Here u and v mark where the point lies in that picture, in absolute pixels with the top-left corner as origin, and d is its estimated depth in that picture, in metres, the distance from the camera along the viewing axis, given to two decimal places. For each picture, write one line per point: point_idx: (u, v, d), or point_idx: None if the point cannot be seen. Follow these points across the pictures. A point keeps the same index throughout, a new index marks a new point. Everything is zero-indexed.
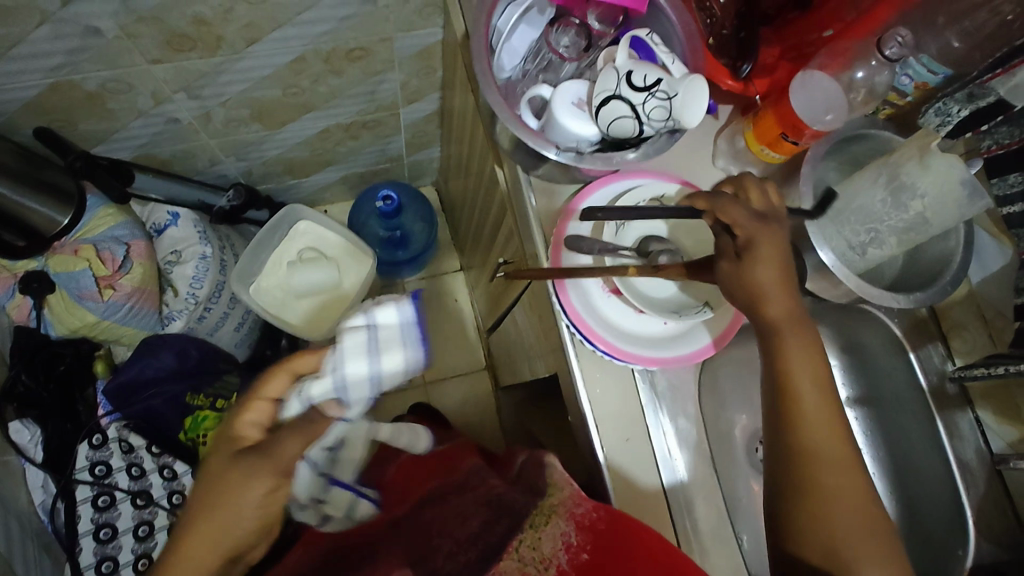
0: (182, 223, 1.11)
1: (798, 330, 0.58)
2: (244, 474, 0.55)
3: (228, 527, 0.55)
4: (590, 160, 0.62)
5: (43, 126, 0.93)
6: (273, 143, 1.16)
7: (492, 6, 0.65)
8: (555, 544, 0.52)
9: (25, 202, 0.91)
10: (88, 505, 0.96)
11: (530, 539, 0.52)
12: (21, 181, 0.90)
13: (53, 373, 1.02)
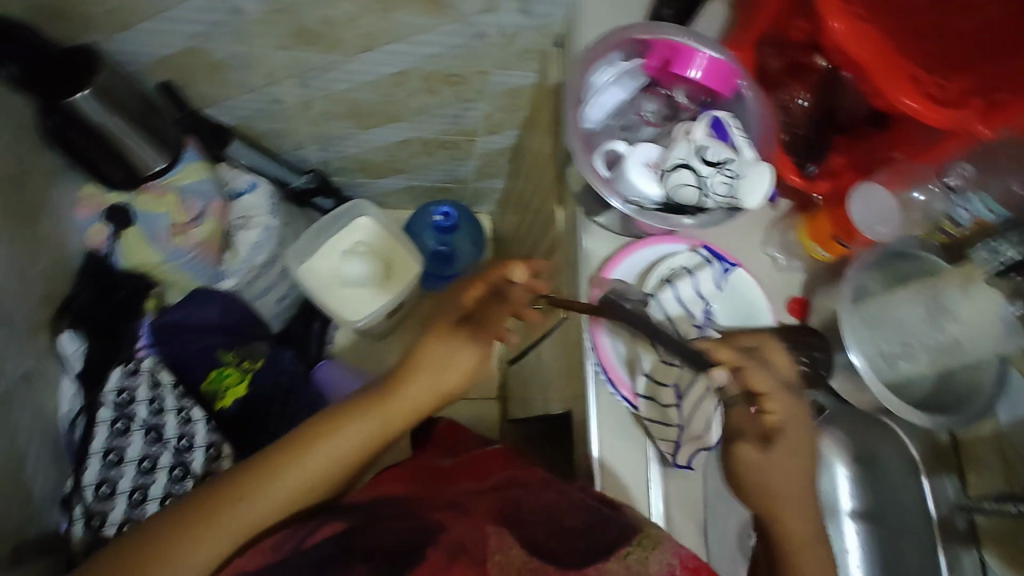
0: (258, 193, 1.19)
1: (789, 484, 0.59)
2: (444, 362, 0.72)
3: (411, 392, 0.71)
4: (648, 217, 0.67)
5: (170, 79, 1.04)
6: (357, 141, 1.25)
7: (592, 65, 0.71)
8: (663, 566, 0.53)
9: (132, 140, 0.99)
10: (105, 427, 1.00)
11: (637, 554, 0.53)
12: (138, 128, 0.99)
13: (109, 297, 1.06)
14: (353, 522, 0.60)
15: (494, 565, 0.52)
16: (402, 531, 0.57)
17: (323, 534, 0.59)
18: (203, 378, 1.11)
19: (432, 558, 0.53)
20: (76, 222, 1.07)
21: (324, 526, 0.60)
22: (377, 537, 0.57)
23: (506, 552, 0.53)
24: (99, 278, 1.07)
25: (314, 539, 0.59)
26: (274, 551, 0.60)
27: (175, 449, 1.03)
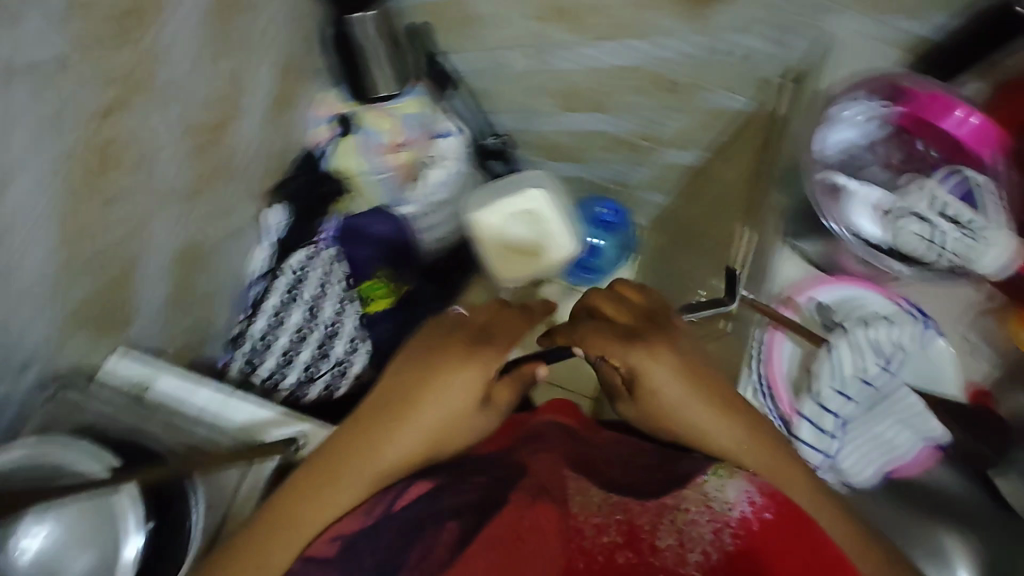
0: (456, 138, 1.25)
1: (687, 403, 0.71)
2: (476, 363, 0.70)
3: (433, 374, 0.70)
4: (871, 252, 0.83)
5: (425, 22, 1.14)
6: (551, 121, 1.30)
7: (852, 102, 0.86)
8: (741, 496, 0.62)
9: (378, 67, 1.10)
10: (279, 293, 1.15)
11: (716, 484, 0.64)
12: (389, 58, 1.11)
13: (316, 188, 1.17)
14: (438, 479, 0.66)
15: (581, 511, 0.60)
16: (481, 487, 0.63)
17: (410, 495, 0.64)
18: (360, 281, 1.21)
19: (514, 506, 0.60)
20: (308, 119, 1.18)
21: (408, 487, 0.65)
22: (458, 496, 0.63)
23: (589, 495, 0.63)
24: (312, 173, 1.18)
25: (405, 497, 0.64)
26: (365, 516, 0.64)
27: (326, 332, 1.17)
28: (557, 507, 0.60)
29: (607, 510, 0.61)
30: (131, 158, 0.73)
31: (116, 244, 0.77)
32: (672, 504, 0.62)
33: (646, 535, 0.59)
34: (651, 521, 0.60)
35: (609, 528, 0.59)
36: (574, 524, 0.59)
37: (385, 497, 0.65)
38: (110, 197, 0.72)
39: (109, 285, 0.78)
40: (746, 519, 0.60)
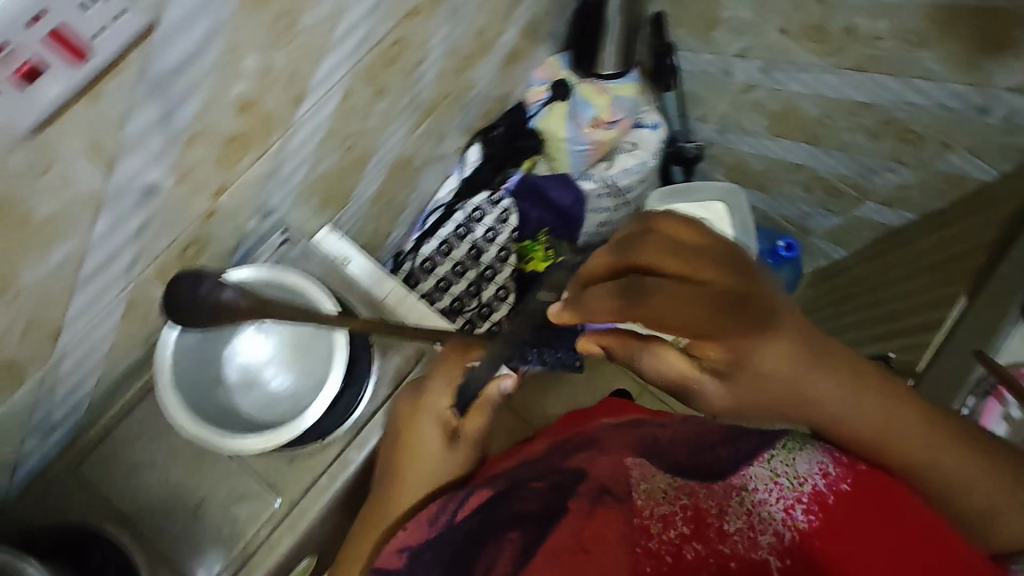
0: (656, 133, 1.27)
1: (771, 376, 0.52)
2: (428, 449, 0.69)
3: (418, 435, 0.69)
4: None
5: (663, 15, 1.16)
6: (755, 144, 1.30)
7: None
8: (812, 469, 0.56)
9: (610, 45, 1.14)
10: (454, 226, 1.22)
11: (781, 458, 0.58)
12: (626, 34, 1.14)
13: (514, 141, 1.23)
14: (506, 484, 0.64)
15: (647, 504, 0.56)
16: (543, 494, 0.60)
17: (474, 504, 0.63)
18: (527, 236, 1.25)
19: (574, 509, 0.57)
20: (529, 77, 1.23)
21: (472, 494, 0.64)
22: (524, 502, 0.60)
23: (653, 482, 0.59)
24: (517, 128, 1.23)
25: (468, 508, 0.63)
26: (432, 526, 0.63)
27: (482, 274, 1.23)
28: (619, 503, 0.57)
29: (673, 495, 0.57)
30: (404, 62, 0.81)
31: (367, 133, 0.85)
32: (739, 484, 0.57)
33: (714, 518, 0.54)
34: (719, 504, 0.55)
35: (677, 520, 0.54)
36: (640, 521, 0.54)
37: (444, 505, 0.65)
38: (381, 90, 0.80)
39: (348, 167, 0.87)
40: (823, 494, 0.54)
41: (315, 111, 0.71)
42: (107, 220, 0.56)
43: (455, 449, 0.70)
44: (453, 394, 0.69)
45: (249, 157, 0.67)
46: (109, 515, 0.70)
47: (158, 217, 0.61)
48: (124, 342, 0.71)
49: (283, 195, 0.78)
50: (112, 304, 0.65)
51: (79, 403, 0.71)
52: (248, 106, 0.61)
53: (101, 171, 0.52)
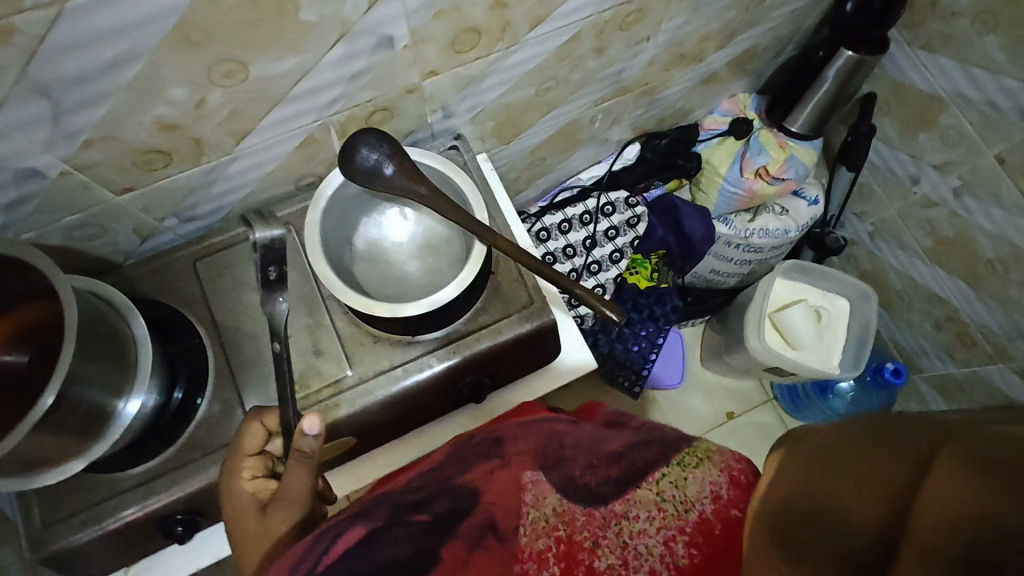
0: (811, 209, 1.23)
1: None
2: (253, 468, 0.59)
3: (250, 465, 0.60)
4: None
5: (874, 95, 1.12)
6: (904, 260, 1.23)
7: None
8: (705, 489, 0.42)
9: (812, 105, 1.08)
10: (581, 210, 1.18)
11: (673, 478, 0.44)
12: (824, 105, 1.08)
13: (673, 156, 1.19)
14: (381, 518, 0.42)
15: (529, 539, 0.42)
16: (421, 535, 0.40)
17: (341, 548, 0.41)
18: (641, 248, 1.20)
19: (447, 559, 0.39)
20: (714, 105, 1.21)
21: (341, 534, 0.42)
22: (393, 547, 0.40)
23: (542, 509, 0.43)
24: (682, 145, 1.20)
25: (335, 553, 0.40)
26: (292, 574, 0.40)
27: (588, 265, 1.17)
28: (501, 544, 0.41)
29: (551, 524, 0.43)
30: (630, 34, 0.81)
31: (565, 84, 0.86)
32: (621, 509, 0.43)
33: (588, 555, 0.41)
34: (595, 533, 0.42)
35: (550, 558, 0.41)
36: (519, 569, 0.40)
37: (300, 554, 0.42)
38: (600, 49, 0.81)
39: (533, 108, 0.88)
40: (710, 524, 0.41)
41: (542, 40, 0.73)
42: (342, 51, 0.59)
43: (264, 518, 0.54)
44: (264, 432, 0.61)
45: (471, 54, 0.69)
46: (206, 315, 0.73)
47: (377, 70, 0.64)
48: (285, 171, 0.73)
49: (472, 105, 0.79)
50: (299, 130, 0.67)
51: (223, 206, 0.74)
52: (499, 4, 0.63)
53: (366, 3, 0.55)
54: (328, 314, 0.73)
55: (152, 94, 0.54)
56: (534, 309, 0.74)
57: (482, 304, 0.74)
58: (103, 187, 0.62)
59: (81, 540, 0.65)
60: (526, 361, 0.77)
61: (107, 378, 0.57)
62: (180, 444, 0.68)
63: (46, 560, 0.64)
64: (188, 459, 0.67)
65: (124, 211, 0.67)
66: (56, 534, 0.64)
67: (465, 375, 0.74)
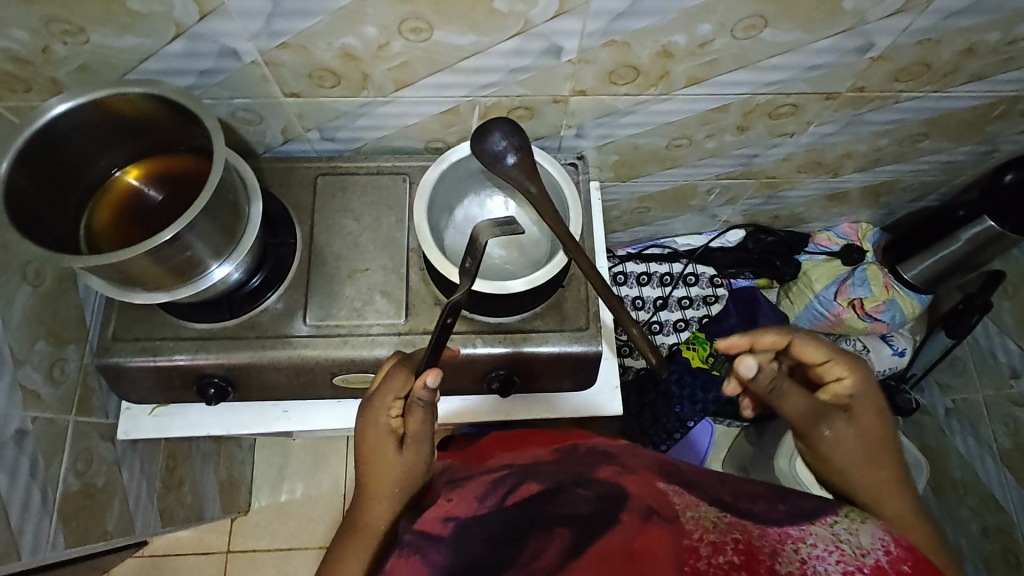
0: (894, 359, 1.17)
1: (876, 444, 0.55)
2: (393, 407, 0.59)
3: (383, 409, 0.59)
4: None
5: (1005, 275, 1.05)
6: (973, 450, 1.15)
7: None
8: (875, 542, 0.44)
9: (932, 256, 1.05)
10: (665, 271, 1.22)
11: (846, 525, 0.45)
12: (946, 265, 1.06)
13: (771, 256, 1.18)
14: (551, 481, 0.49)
15: (695, 527, 0.44)
16: (593, 501, 0.46)
17: (524, 493, 0.48)
18: (707, 327, 1.19)
19: (625, 521, 0.44)
20: (834, 223, 1.19)
21: (519, 483, 0.49)
22: (567, 505, 0.46)
23: (700, 511, 0.45)
24: (785, 248, 1.18)
25: (518, 495, 0.48)
26: (478, 503, 0.48)
27: (650, 322, 1.20)
28: (668, 523, 0.44)
29: (725, 526, 0.44)
30: (777, 126, 0.83)
31: (697, 147, 0.88)
32: (796, 533, 0.44)
33: (767, 559, 0.42)
34: (773, 543, 0.43)
35: (726, 548, 0.42)
36: (690, 544, 0.43)
37: (485, 493, 0.49)
38: (742, 127, 0.83)
39: (658, 158, 0.90)
40: (886, 571, 0.41)
41: (692, 100, 0.76)
42: (517, 44, 0.65)
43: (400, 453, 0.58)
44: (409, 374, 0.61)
45: (622, 88, 0.73)
46: (306, 221, 0.79)
47: (537, 72, 0.69)
48: (422, 129, 0.80)
49: (603, 134, 0.83)
50: (450, 99, 0.74)
51: (360, 140, 0.82)
52: (666, 54, 0.67)
53: (553, 12, 0.60)
54: (404, 263, 0.78)
55: (350, 25, 0.61)
56: (586, 334, 0.76)
57: (541, 310, 0.77)
58: (277, 86, 0.70)
59: (134, 363, 0.73)
60: (559, 378, 0.79)
61: (221, 238, 0.64)
62: (242, 319, 0.75)
63: (102, 367, 0.73)
64: (243, 335, 0.75)
65: (282, 111, 0.75)
66: (118, 350, 0.73)
67: (499, 367, 0.77)
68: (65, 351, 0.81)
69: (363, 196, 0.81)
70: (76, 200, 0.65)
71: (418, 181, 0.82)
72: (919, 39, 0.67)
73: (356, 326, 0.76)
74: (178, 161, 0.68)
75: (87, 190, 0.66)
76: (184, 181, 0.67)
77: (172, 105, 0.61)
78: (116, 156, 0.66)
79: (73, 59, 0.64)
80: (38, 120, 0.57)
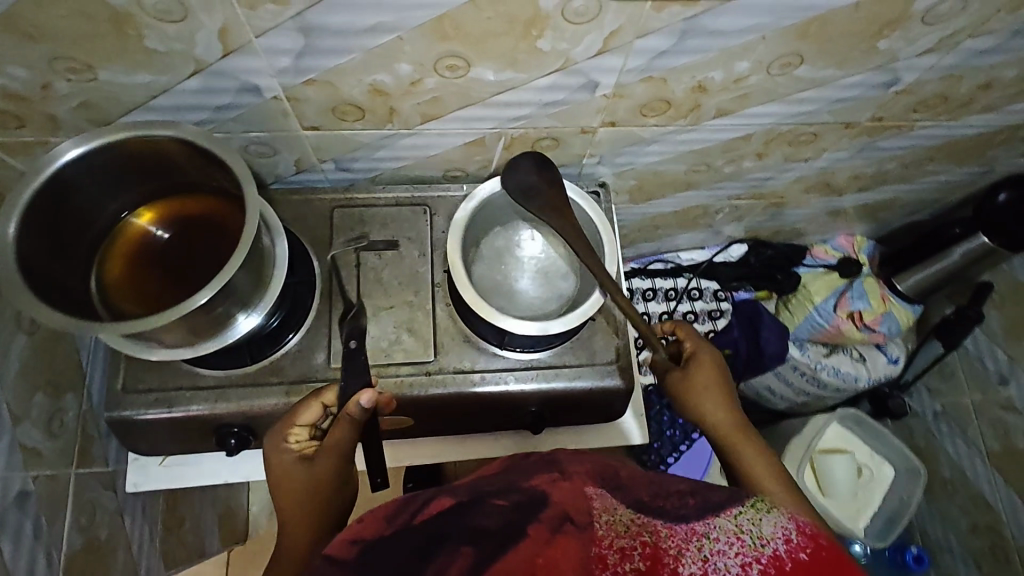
0: (889, 367, 1.21)
1: (723, 414, 0.62)
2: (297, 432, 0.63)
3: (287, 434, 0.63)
4: None
5: (992, 287, 1.10)
6: (962, 451, 1.20)
7: None
8: (777, 531, 0.44)
9: (926, 270, 1.09)
10: (670, 286, 1.24)
11: (749, 516, 0.45)
12: (940, 278, 1.10)
13: (772, 269, 1.20)
14: (465, 495, 0.51)
15: (607, 533, 0.45)
16: (503, 515, 0.47)
17: (433, 510, 0.51)
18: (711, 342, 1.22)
19: (532, 535, 0.45)
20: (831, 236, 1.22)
21: (431, 501, 0.52)
22: (483, 519, 0.47)
23: (616, 515, 0.46)
24: (785, 262, 1.20)
25: (427, 512, 0.51)
26: (389, 521, 0.52)
27: None
28: (580, 531, 0.46)
29: (635, 529, 0.45)
30: (793, 153, 0.84)
31: (714, 172, 0.88)
32: (702, 529, 0.44)
33: (671, 561, 0.42)
34: (677, 543, 0.43)
35: (634, 554, 0.43)
36: (598, 553, 0.44)
37: (404, 511, 0.53)
38: (761, 154, 0.84)
39: (675, 182, 0.91)
40: (783, 560, 0.41)
41: (718, 130, 0.76)
42: (554, 80, 0.63)
43: (313, 467, 0.61)
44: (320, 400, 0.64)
45: (652, 120, 0.72)
46: (325, 257, 0.76)
47: (570, 105, 0.68)
48: (443, 159, 0.77)
49: (625, 162, 0.83)
50: (477, 131, 0.71)
51: (377, 171, 0.79)
52: (701, 89, 0.67)
53: (595, 50, 0.59)
54: (430, 299, 0.76)
55: (384, 63, 0.58)
56: (618, 367, 0.76)
57: (572, 344, 0.76)
58: (297, 120, 0.66)
59: (149, 416, 0.69)
60: (591, 412, 0.79)
61: (247, 288, 0.61)
62: (263, 364, 0.71)
63: (113, 422, 0.69)
64: (265, 382, 0.71)
65: (299, 143, 0.71)
66: (131, 402, 0.69)
67: (532, 403, 0.76)
68: (63, 401, 0.76)
69: (382, 229, 0.78)
70: (86, 248, 0.61)
71: (438, 212, 0.79)
72: (944, 75, 0.68)
73: (384, 368, 0.73)
74: (194, 203, 0.63)
75: (96, 236, 0.61)
76: (200, 224, 0.63)
77: (196, 149, 0.57)
78: (127, 200, 0.61)
79: (75, 96, 0.59)
80: (48, 167, 0.52)
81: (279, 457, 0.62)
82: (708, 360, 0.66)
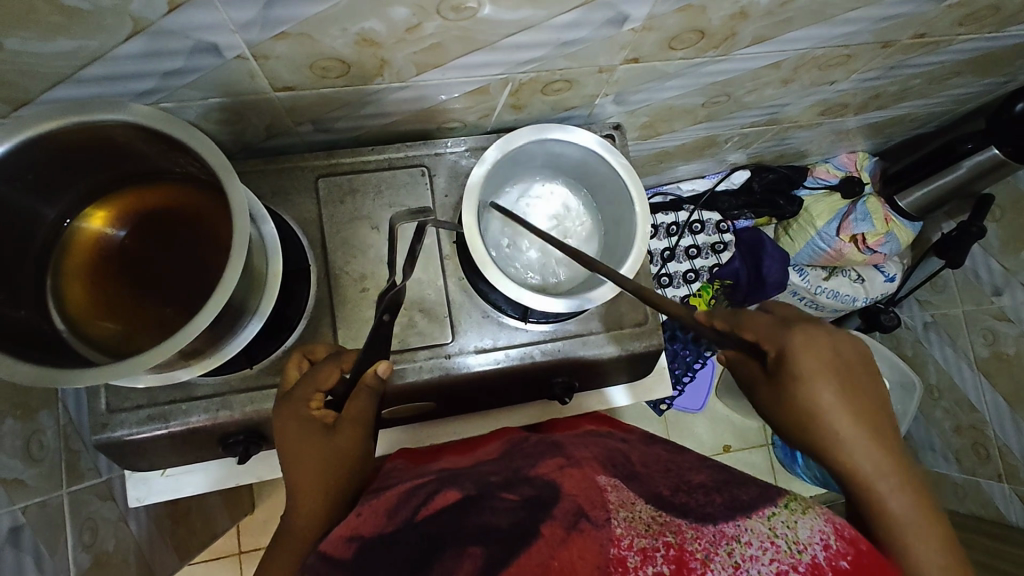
0: (886, 285, 1.23)
1: (855, 445, 0.43)
2: (309, 405, 0.51)
3: (302, 403, 0.51)
4: None
5: (992, 201, 1.07)
6: (950, 359, 1.24)
7: None
8: (814, 535, 0.37)
9: (926, 188, 1.08)
10: (671, 221, 1.17)
11: (784, 518, 0.39)
12: (942, 195, 1.07)
13: (774, 194, 1.16)
14: (474, 486, 0.43)
15: (626, 532, 0.37)
16: (515, 511, 0.39)
17: (439, 504, 0.41)
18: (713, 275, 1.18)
19: (547, 534, 0.37)
20: (834, 155, 1.17)
21: (436, 494, 0.43)
22: (490, 516, 0.39)
23: (635, 512, 0.39)
24: (787, 185, 1.16)
25: (432, 507, 0.41)
26: (387, 518, 0.41)
27: (658, 276, 1.17)
28: (598, 529, 0.37)
29: (657, 529, 0.37)
30: (821, 76, 0.76)
31: (733, 102, 0.80)
32: (732, 531, 0.37)
33: (699, 566, 0.35)
34: (705, 546, 0.36)
35: (657, 556, 0.35)
36: (617, 555, 0.36)
37: (401, 498, 0.44)
38: (787, 80, 0.76)
39: (691, 116, 0.82)
40: (824, 569, 0.35)
41: (749, 58, 0.67)
42: (576, 16, 0.52)
43: (334, 438, 0.50)
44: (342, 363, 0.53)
45: (679, 53, 0.63)
46: (316, 236, 0.67)
47: (590, 43, 0.58)
48: (439, 111, 0.67)
49: (641, 99, 0.74)
50: (481, 78, 0.61)
51: (363, 128, 0.68)
52: (741, 15, 0.57)
53: None
54: (441, 273, 0.69)
55: (375, 7, 0.47)
56: (646, 329, 0.72)
57: (595, 308, 0.71)
58: (266, 81, 0.55)
59: (142, 435, 0.62)
60: (619, 371, 0.75)
61: (242, 291, 0.52)
62: (264, 364, 0.63)
63: (103, 444, 0.62)
64: (267, 383, 0.63)
65: (269, 107, 0.60)
66: (120, 422, 0.61)
67: (558, 374, 0.72)
68: (37, 422, 0.67)
69: (380, 198, 0.68)
70: (34, 263, 0.51)
71: (437, 172, 0.70)
72: None
73: (398, 354, 0.67)
74: (156, 195, 0.54)
75: (42, 252, 0.51)
76: (173, 223, 0.54)
77: (157, 136, 0.46)
78: (68, 203, 0.51)
79: None
80: None
81: (291, 425, 0.51)
82: (820, 369, 0.44)
